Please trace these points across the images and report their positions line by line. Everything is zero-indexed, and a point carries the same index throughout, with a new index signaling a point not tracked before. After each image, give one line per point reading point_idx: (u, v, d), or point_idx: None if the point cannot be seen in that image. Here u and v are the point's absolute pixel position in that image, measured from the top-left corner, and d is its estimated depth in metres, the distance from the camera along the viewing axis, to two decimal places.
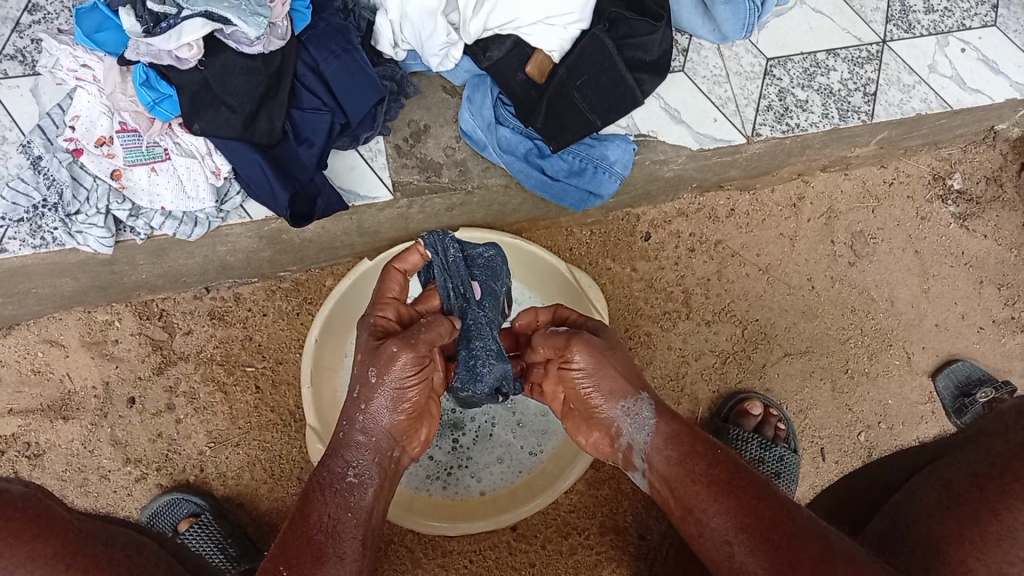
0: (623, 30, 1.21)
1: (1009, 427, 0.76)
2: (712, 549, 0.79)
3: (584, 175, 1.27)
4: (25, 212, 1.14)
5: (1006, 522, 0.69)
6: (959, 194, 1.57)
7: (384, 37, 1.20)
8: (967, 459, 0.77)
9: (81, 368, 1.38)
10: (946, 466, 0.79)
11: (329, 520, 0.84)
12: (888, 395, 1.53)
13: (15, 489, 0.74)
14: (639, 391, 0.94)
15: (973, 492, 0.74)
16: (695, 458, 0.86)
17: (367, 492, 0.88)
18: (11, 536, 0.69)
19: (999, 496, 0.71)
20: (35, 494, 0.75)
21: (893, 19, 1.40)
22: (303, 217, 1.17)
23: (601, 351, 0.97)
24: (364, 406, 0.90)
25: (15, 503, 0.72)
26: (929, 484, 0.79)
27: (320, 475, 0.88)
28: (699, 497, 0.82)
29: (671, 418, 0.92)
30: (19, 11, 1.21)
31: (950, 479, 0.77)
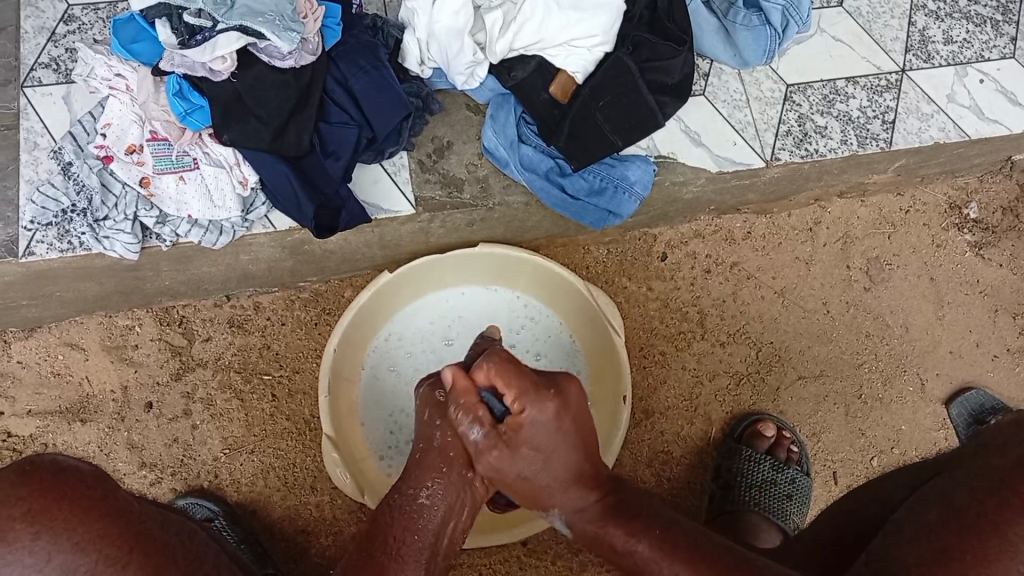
0: (645, 53, 1.23)
1: (1006, 443, 0.81)
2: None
3: (604, 195, 1.28)
4: (54, 216, 1.17)
5: (1005, 534, 0.72)
6: (975, 223, 1.58)
7: (411, 55, 1.22)
8: (968, 476, 0.81)
9: (101, 371, 1.40)
10: (948, 483, 0.83)
11: (395, 540, 0.86)
12: (902, 422, 1.52)
13: (83, 467, 0.79)
14: (564, 484, 0.94)
15: (972, 506, 0.77)
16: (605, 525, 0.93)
17: (442, 516, 0.89)
18: (83, 512, 0.75)
19: (998, 509, 0.74)
20: (99, 473, 0.81)
21: (913, 48, 1.42)
22: (326, 228, 1.17)
23: (527, 452, 0.90)
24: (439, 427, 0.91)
25: (86, 482, 0.78)
26: (930, 502, 0.83)
27: (391, 498, 0.90)
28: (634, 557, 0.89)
29: (583, 475, 0.96)
30: (55, 21, 1.25)
31: (952, 496, 0.80)
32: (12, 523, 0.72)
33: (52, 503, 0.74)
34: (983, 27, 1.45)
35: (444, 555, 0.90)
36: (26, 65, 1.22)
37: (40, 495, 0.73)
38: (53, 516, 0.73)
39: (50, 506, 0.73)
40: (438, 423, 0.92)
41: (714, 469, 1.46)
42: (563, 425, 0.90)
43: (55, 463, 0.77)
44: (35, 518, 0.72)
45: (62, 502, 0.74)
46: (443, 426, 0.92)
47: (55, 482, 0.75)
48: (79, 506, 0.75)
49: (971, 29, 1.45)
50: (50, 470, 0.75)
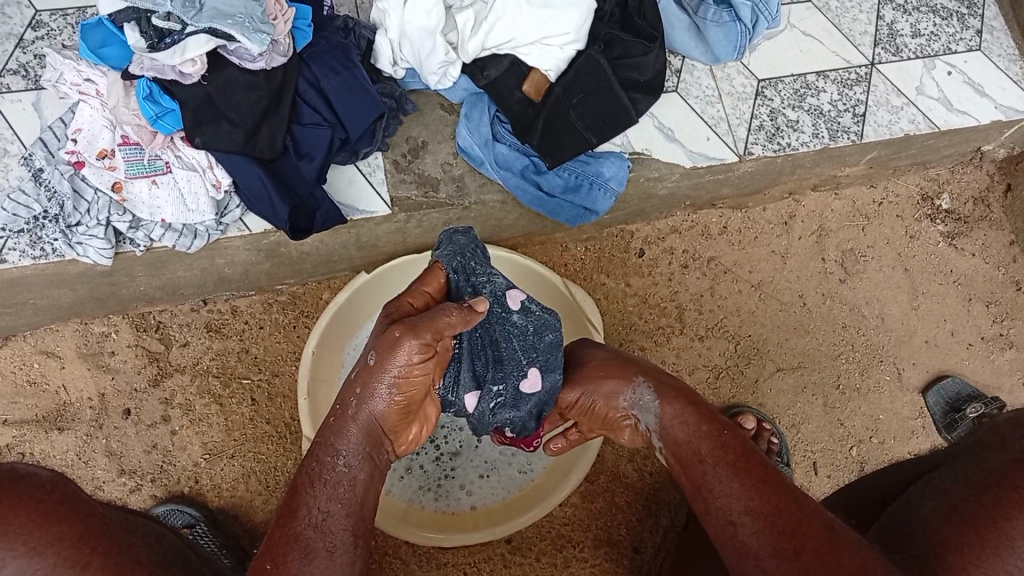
0: (618, 50, 1.24)
1: (1004, 438, 0.81)
2: (716, 525, 0.82)
3: (580, 192, 1.29)
4: (26, 223, 1.15)
5: (1004, 530, 0.73)
6: (947, 213, 1.60)
7: (383, 56, 1.21)
8: (962, 471, 0.82)
9: (77, 379, 1.39)
10: (943, 477, 0.83)
11: (321, 515, 0.83)
12: (879, 411, 1.54)
13: (42, 473, 0.80)
14: (638, 381, 1.01)
15: (969, 501, 0.78)
16: (706, 439, 0.89)
17: (360, 478, 0.87)
18: (41, 517, 0.76)
19: (997, 505, 0.75)
20: (60, 478, 0.81)
21: (882, 42, 1.44)
22: (302, 229, 1.18)
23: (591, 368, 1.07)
24: (360, 389, 0.89)
25: (45, 485, 0.78)
26: (925, 494, 0.83)
27: (310, 466, 0.86)
28: (714, 470, 0.85)
29: (677, 403, 0.96)
30: (23, 27, 1.24)
31: (949, 490, 0.81)
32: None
33: (7, 510, 0.74)
34: (949, 20, 1.47)
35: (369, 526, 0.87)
36: None
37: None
38: (7, 523, 0.74)
39: (6, 512, 0.74)
40: (354, 389, 0.89)
41: None
42: (614, 363, 1.06)
43: (13, 471, 0.77)
44: None
45: (16, 508, 0.74)
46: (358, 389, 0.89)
47: (12, 491, 0.75)
48: (37, 510, 0.76)
49: (939, 22, 1.47)
50: (6, 479, 0.76)
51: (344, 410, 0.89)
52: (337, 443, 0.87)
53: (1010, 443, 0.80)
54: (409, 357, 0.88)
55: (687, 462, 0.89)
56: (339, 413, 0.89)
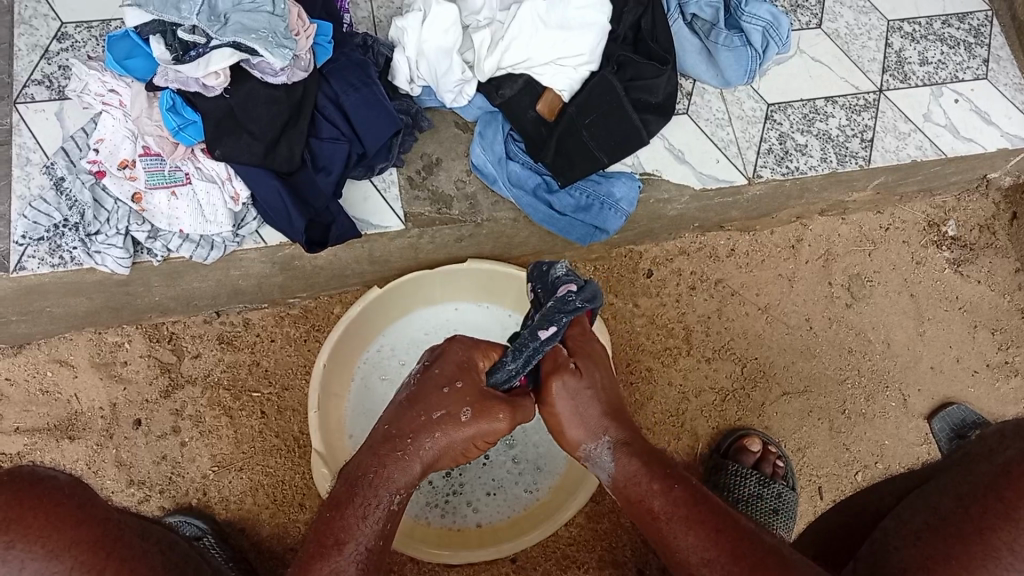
0: (630, 72, 1.27)
1: (992, 450, 0.82)
2: (681, 575, 0.89)
3: (590, 211, 1.31)
4: (46, 231, 1.18)
5: (990, 541, 0.74)
6: (953, 240, 1.61)
7: (400, 73, 1.24)
8: (950, 484, 0.83)
9: (89, 388, 1.40)
10: (933, 491, 0.84)
11: (369, 551, 0.89)
12: (885, 436, 1.54)
13: (61, 476, 0.81)
14: (605, 431, 0.99)
15: (957, 512, 0.79)
16: (655, 492, 0.93)
17: (400, 511, 0.94)
18: (58, 520, 0.77)
19: (984, 516, 0.76)
20: (77, 483, 0.82)
21: (890, 70, 1.46)
22: (317, 242, 1.21)
23: (577, 393, 0.99)
24: (436, 435, 0.95)
25: (62, 488, 0.79)
26: (917, 509, 0.84)
27: (359, 498, 0.91)
28: (668, 526, 0.91)
29: (634, 453, 0.97)
30: (49, 40, 1.27)
31: (938, 503, 0.82)
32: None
33: (25, 510, 0.75)
34: (956, 49, 1.50)
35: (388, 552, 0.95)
36: (20, 82, 1.24)
37: (13, 504, 0.75)
38: (25, 524, 0.75)
39: (24, 515, 0.75)
40: (432, 432, 0.95)
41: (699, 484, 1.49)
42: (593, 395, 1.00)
43: (32, 474, 0.79)
44: (10, 526, 0.74)
45: (34, 510, 0.76)
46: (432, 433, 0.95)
47: (31, 493, 0.76)
48: (54, 514, 0.77)
49: (946, 51, 1.49)
50: (25, 482, 0.77)
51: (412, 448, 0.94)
52: (396, 482, 0.93)
53: (996, 453, 0.81)
54: (490, 433, 0.98)
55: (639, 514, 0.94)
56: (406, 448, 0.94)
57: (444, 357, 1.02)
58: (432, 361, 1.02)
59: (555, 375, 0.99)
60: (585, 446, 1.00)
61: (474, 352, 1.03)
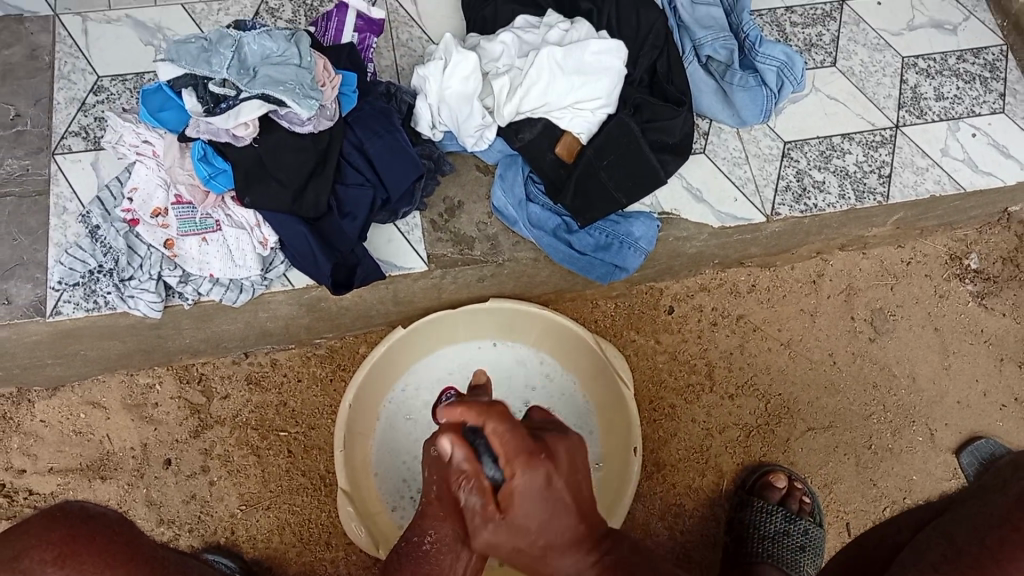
0: (647, 114, 1.29)
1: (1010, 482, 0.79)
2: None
3: (610, 249, 1.33)
4: (81, 277, 1.22)
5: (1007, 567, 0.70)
6: (976, 273, 1.60)
7: (423, 119, 1.28)
8: (971, 513, 0.79)
9: (121, 429, 1.43)
10: (950, 523, 0.80)
11: None
12: (913, 471, 1.53)
13: (108, 514, 0.74)
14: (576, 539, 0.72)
15: (972, 541, 0.75)
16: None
17: None
18: (111, 555, 0.70)
19: (1001, 544, 0.72)
20: (120, 525, 0.75)
21: (906, 105, 1.48)
22: (342, 285, 1.23)
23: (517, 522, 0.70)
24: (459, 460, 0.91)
25: (112, 525, 0.72)
26: (931, 541, 0.80)
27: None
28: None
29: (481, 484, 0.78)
30: (86, 94, 1.32)
31: (954, 534, 0.77)
32: (43, 566, 0.65)
33: (82, 544, 0.68)
34: (972, 84, 1.51)
35: None
36: (58, 133, 1.30)
37: (70, 540, 0.67)
38: (81, 561, 0.67)
39: (79, 548, 0.68)
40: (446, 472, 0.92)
41: (726, 520, 1.47)
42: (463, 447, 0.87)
43: (83, 510, 0.71)
44: (65, 561, 0.66)
45: (90, 547, 0.68)
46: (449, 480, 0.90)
47: (86, 527, 0.69)
48: (108, 550, 0.70)
49: (961, 85, 1.50)
50: (76, 518, 0.69)
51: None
52: None
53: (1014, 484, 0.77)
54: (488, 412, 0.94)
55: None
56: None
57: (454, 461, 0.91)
58: None
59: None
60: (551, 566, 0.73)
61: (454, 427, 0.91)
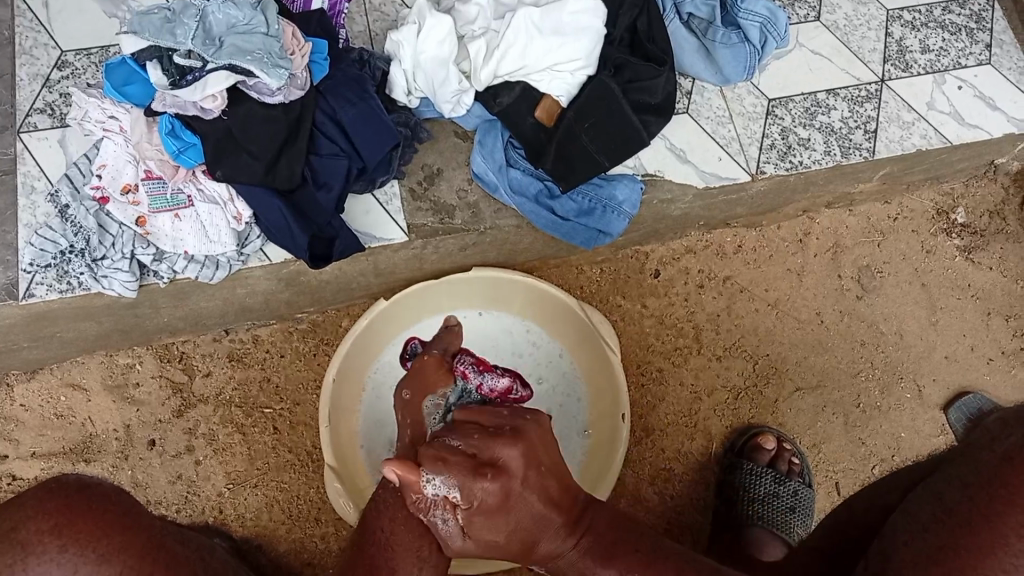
0: (628, 74, 1.26)
1: (995, 437, 0.75)
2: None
3: (593, 215, 1.30)
4: (53, 258, 1.18)
5: (997, 528, 0.66)
6: (963, 228, 1.59)
7: (398, 85, 1.23)
8: (958, 471, 0.75)
9: (103, 411, 1.41)
10: (941, 481, 0.76)
11: (388, 532, 0.85)
12: (901, 428, 1.53)
13: (106, 483, 0.70)
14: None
15: (961, 501, 0.71)
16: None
17: None
18: (104, 524, 0.66)
19: (990, 504, 0.68)
20: (122, 491, 0.71)
21: (892, 59, 1.45)
22: (321, 258, 1.20)
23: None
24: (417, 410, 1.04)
25: (109, 495, 0.68)
26: (924, 501, 0.77)
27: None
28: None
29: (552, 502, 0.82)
30: (49, 68, 1.28)
31: (943, 492, 0.74)
32: (41, 537, 0.63)
33: (82, 513, 0.65)
34: (958, 35, 1.48)
35: None
36: (22, 112, 1.25)
37: (64, 511, 0.65)
38: (79, 530, 0.64)
39: (76, 518, 0.65)
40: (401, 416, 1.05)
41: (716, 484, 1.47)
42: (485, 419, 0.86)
43: (79, 480, 0.68)
44: (63, 530, 0.64)
45: (86, 517, 0.65)
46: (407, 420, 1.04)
47: (81, 497, 0.66)
48: (101, 520, 0.66)
49: (947, 38, 1.48)
50: (73, 488, 0.67)
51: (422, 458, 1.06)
52: None
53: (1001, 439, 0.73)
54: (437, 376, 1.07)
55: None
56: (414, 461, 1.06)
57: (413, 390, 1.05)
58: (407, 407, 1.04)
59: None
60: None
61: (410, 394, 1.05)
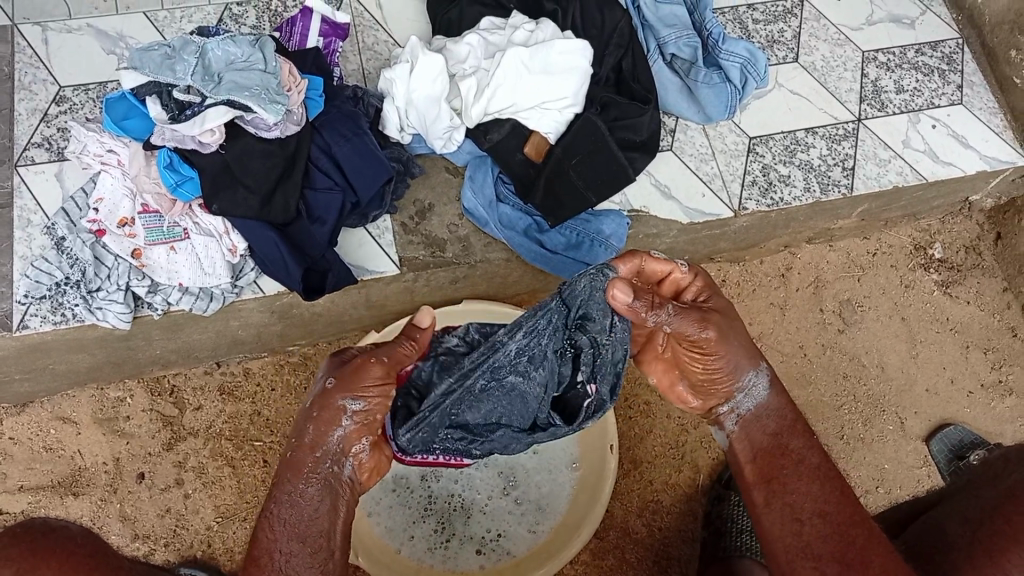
0: (613, 112, 1.31)
1: (993, 477, 0.90)
2: (777, 518, 0.89)
3: (581, 248, 1.33)
4: (47, 289, 1.20)
5: (1000, 563, 0.80)
6: (940, 263, 1.63)
7: (391, 122, 1.27)
8: (958, 507, 0.89)
9: (92, 445, 1.41)
10: (941, 516, 0.90)
11: (282, 552, 0.87)
12: (885, 460, 1.55)
13: (73, 527, 0.83)
14: (759, 362, 0.96)
15: (963, 534, 0.85)
16: (793, 437, 0.93)
17: (326, 514, 0.90)
18: (73, 567, 0.79)
19: (992, 538, 0.83)
20: (89, 533, 0.85)
21: (867, 99, 1.50)
22: (314, 290, 1.23)
23: (733, 342, 0.94)
24: (333, 410, 0.91)
25: (76, 538, 0.82)
26: (926, 531, 0.91)
27: (271, 506, 0.89)
28: (795, 471, 0.90)
29: (780, 395, 0.97)
30: (48, 103, 1.31)
31: (947, 526, 0.88)
32: None
33: (41, 560, 0.77)
34: (930, 76, 1.54)
35: (338, 549, 0.90)
36: (20, 145, 1.28)
37: (28, 555, 0.77)
38: (40, 574, 0.77)
39: (38, 564, 0.77)
40: (311, 416, 0.92)
41: (705, 515, 1.48)
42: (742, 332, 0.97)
43: (47, 525, 0.82)
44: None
45: (51, 558, 0.78)
46: (317, 420, 0.91)
47: (46, 544, 0.79)
48: (68, 561, 0.79)
49: (921, 78, 1.54)
50: (38, 534, 0.80)
51: (309, 451, 0.91)
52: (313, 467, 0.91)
53: (999, 482, 0.88)
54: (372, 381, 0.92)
55: (780, 467, 0.91)
56: (295, 457, 0.91)
57: (347, 386, 0.91)
58: (322, 403, 0.92)
59: (709, 321, 0.92)
60: (738, 384, 0.96)
61: (330, 397, 0.91)
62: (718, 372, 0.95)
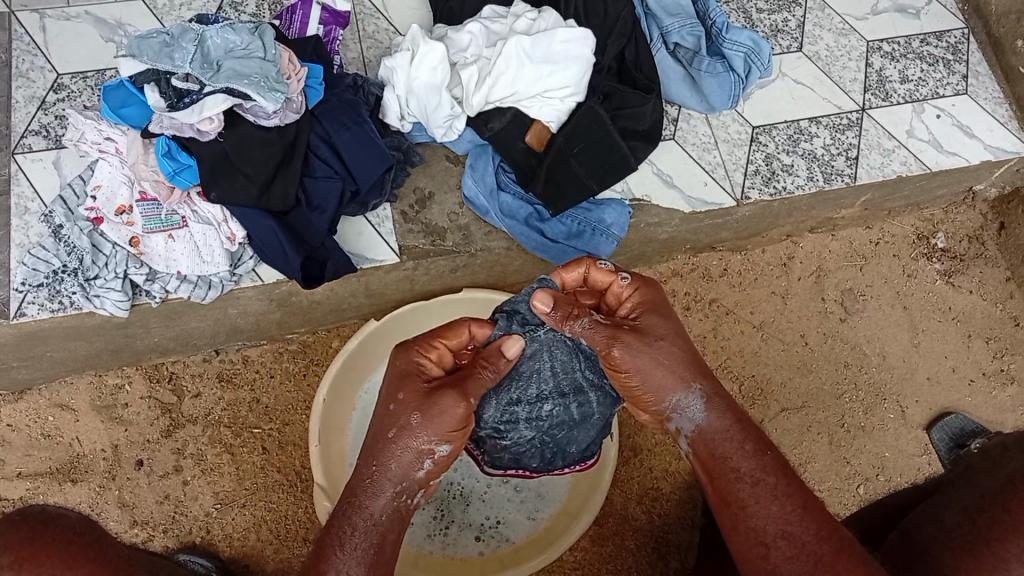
0: (616, 101, 1.30)
1: (995, 463, 0.84)
2: (745, 545, 0.80)
3: (582, 237, 1.33)
4: (45, 277, 1.19)
5: (999, 552, 0.75)
6: (943, 252, 1.63)
7: (391, 111, 1.25)
8: (958, 495, 0.84)
9: (91, 432, 1.41)
10: (940, 505, 0.85)
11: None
12: (885, 448, 1.55)
13: (71, 515, 0.83)
14: (691, 381, 0.89)
15: (962, 524, 0.80)
16: (745, 455, 0.84)
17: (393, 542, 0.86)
18: (71, 558, 0.78)
19: (992, 529, 0.76)
20: (88, 522, 0.84)
21: (872, 89, 1.49)
22: (314, 279, 1.22)
23: (649, 353, 0.89)
24: (408, 435, 0.88)
25: (75, 527, 0.81)
26: (924, 520, 0.85)
27: (342, 527, 0.84)
28: (752, 493, 0.81)
29: (723, 408, 0.88)
30: (45, 91, 1.29)
31: (944, 516, 0.82)
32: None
33: (39, 550, 0.76)
34: (936, 66, 1.52)
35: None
36: (16, 132, 1.26)
37: (26, 545, 0.76)
38: (39, 564, 0.76)
39: (37, 554, 0.76)
40: (385, 437, 0.88)
41: (704, 503, 1.49)
42: (672, 347, 0.90)
43: (47, 512, 0.81)
44: (22, 566, 0.75)
45: (49, 549, 0.77)
46: (388, 444, 0.88)
47: (45, 532, 0.78)
48: (66, 551, 0.78)
49: (926, 68, 1.52)
50: (37, 521, 0.79)
51: (378, 473, 0.87)
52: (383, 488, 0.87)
53: (1000, 467, 0.82)
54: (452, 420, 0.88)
55: (730, 491, 0.82)
56: (363, 480, 0.87)
57: (429, 417, 0.87)
58: (394, 427, 0.88)
59: (619, 338, 0.89)
60: (668, 403, 0.89)
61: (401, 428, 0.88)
62: (642, 389, 0.90)
